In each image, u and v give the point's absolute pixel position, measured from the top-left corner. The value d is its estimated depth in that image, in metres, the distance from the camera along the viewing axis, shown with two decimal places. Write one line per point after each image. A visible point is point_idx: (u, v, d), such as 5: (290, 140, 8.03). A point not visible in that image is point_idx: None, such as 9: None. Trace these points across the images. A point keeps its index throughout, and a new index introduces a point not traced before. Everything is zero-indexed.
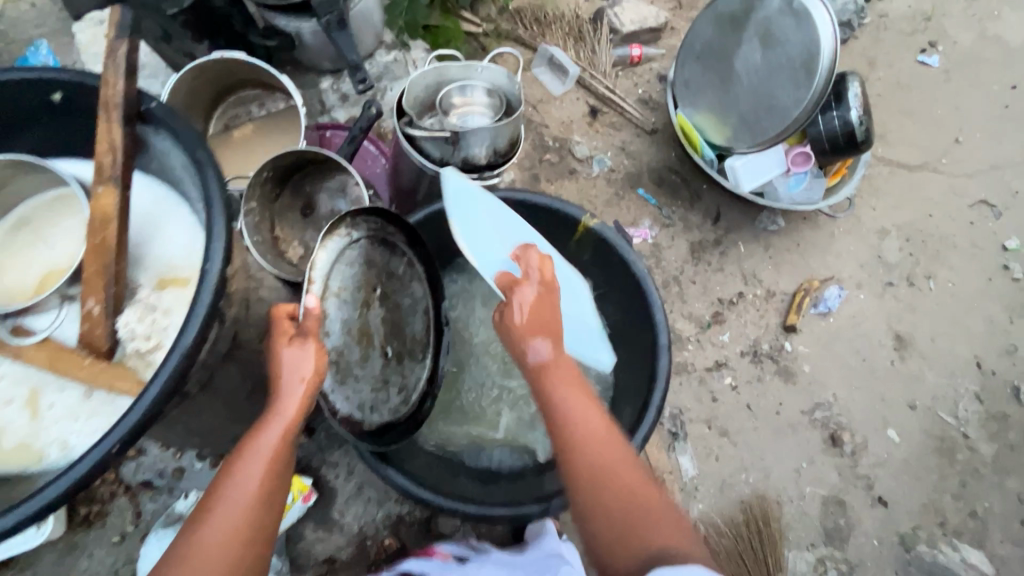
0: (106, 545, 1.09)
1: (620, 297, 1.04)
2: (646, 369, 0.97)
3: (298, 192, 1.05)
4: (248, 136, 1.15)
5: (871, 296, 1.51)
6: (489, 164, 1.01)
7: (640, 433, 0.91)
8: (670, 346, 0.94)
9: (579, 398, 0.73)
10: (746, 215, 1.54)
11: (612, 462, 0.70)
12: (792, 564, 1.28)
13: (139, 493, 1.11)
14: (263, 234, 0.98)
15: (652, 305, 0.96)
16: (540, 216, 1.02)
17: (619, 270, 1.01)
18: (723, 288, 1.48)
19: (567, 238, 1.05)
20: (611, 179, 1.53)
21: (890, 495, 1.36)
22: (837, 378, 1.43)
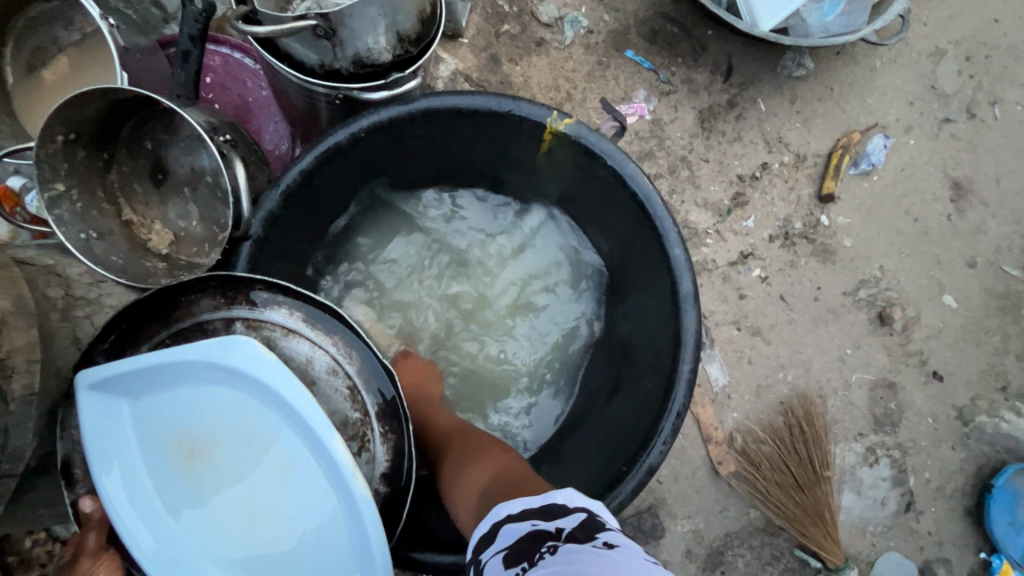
0: None
1: (623, 222, 0.83)
2: (666, 314, 0.78)
3: (138, 153, 0.88)
4: (62, 74, 0.96)
5: (923, 140, 1.24)
6: (394, 62, 0.74)
7: (673, 405, 0.73)
8: (695, 292, 0.74)
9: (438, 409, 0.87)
10: (763, 63, 1.23)
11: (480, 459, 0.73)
12: (840, 459, 1.17)
13: None
14: (105, 224, 0.84)
15: (665, 237, 0.75)
16: (493, 124, 0.79)
17: (614, 188, 0.79)
18: (743, 162, 1.21)
19: (535, 147, 0.83)
20: (589, 44, 1.20)
21: (945, 367, 1.21)
22: (884, 247, 1.22)
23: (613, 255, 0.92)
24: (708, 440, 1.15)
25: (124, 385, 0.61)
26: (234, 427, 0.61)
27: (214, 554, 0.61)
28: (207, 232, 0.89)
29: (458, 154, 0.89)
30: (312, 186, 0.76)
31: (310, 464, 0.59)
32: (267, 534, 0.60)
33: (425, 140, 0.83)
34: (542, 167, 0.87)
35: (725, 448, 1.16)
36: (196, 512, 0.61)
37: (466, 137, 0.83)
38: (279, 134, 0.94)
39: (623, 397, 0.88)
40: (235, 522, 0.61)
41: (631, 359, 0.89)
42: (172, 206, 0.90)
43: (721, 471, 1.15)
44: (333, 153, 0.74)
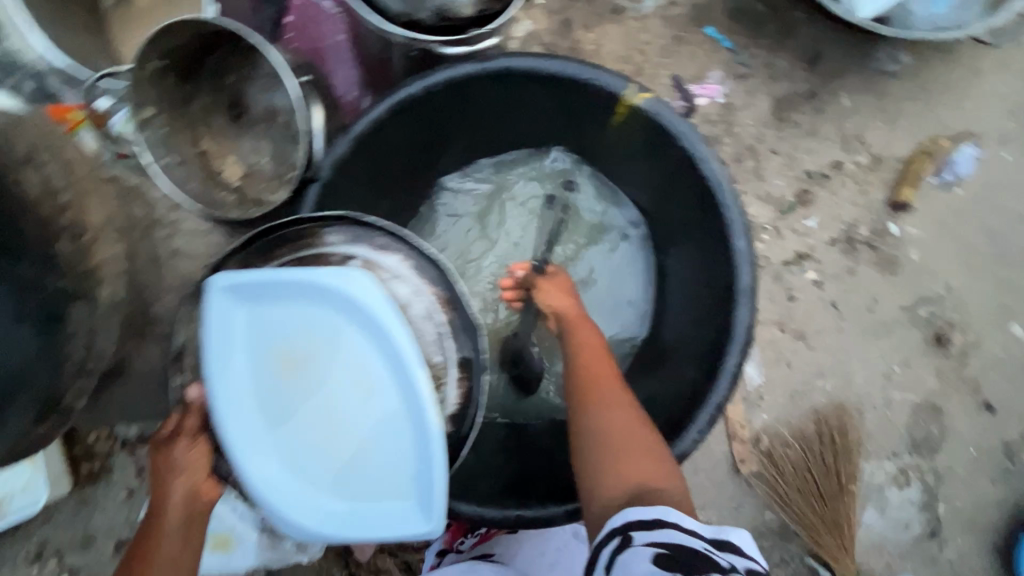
0: (119, 500, 1.02)
1: (684, 209, 0.82)
2: (716, 303, 0.78)
3: (220, 86, 0.91)
4: (151, 3, 0.99)
5: (1019, 155, 1.15)
6: (476, 18, 0.74)
7: (712, 399, 0.74)
8: (753, 287, 0.73)
9: (595, 349, 0.76)
10: (852, 55, 1.15)
11: (625, 429, 0.69)
12: (868, 475, 1.14)
13: (138, 448, 1.01)
14: (182, 150, 0.89)
15: (730, 227, 0.73)
16: (566, 93, 0.79)
17: (683, 171, 0.78)
18: (814, 158, 1.15)
19: (605, 122, 0.82)
20: (667, 16, 1.15)
21: (999, 398, 1.15)
22: (953, 264, 1.15)
23: (665, 243, 0.92)
24: (733, 437, 1.14)
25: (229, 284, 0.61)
26: (327, 346, 0.61)
27: (284, 461, 0.62)
28: (274, 170, 0.91)
29: (524, 123, 0.89)
30: (383, 137, 0.77)
31: (396, 397, 0.60)
32: (337, 454, 0.61)
33: (496, 104, 0.83)
34: (608, 143, 0.87)
35: (749, 447, 1.14)
36: (275, 419, 0.62)
37: (535, 106, 0.84)
38: (350, 81, 0.92)
39: (650, 388, 0.89)
40: (308, 436, 0.62)
41: (673, 348, 0.88)
42: (246, 138, 0.92)
43: (741, 469, 1.13)
44: (407, 106, 0.75)
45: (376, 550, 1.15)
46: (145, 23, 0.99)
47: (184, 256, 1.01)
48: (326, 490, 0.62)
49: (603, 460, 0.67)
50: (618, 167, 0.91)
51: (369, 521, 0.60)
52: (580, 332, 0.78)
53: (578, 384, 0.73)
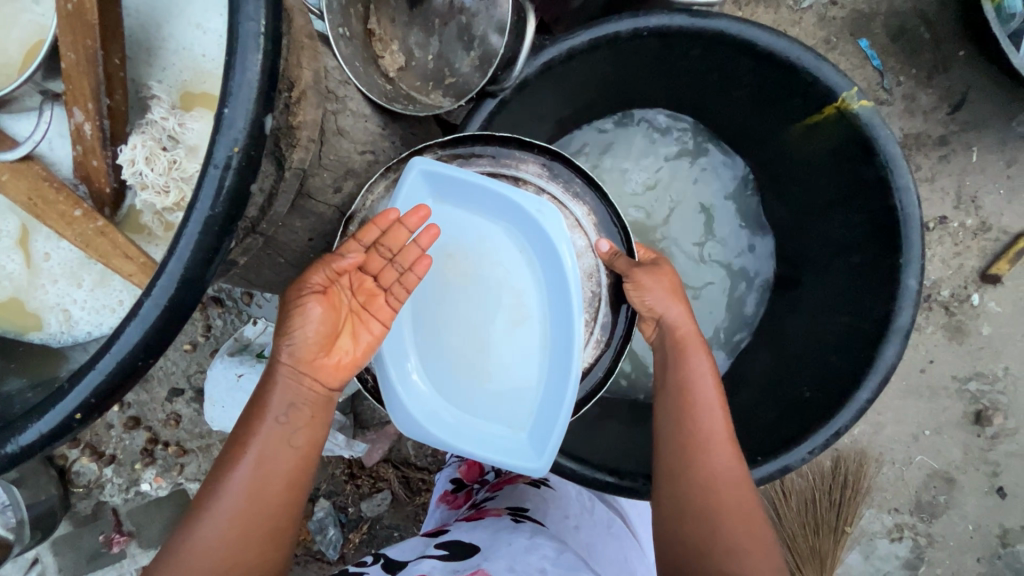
0: (180, 350, 1.06)
1: (856, 227, 0.79)
2: (863, 334, 0.76)
3: None
4: None
5: None
6: None
7: (835, 422, 0.73)
8: (908, 329, 0.71)
9: (704, 397, 0.66)
10: (998, 110, 1.09)
11: (733, 483, 0.65)
12: (865, 522, 1.17)
13: (208, 306, 1.05)
14: (353, 25, 0.70)
15: (906, 262, 0.71)
16: (773, 72, 0.74)
17: (868, 191, 0.75)
18: (922, 207, 1.11)
19: (803, 114, 0.77)
20: (824, 17, 1.07)
21: (1014, 487, 1.16)
22: (1020, 350, 1.13)
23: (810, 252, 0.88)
24: None
25: (436, 179, 0.64)
26: (497, 269, 0.67)
27: (422, 358, 0.67)
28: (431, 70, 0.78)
29: (702, 91, 0.84)
30: (569, 68, 0.73)
31: (545, 334, 0.66)
32: (471, 367, 0.67)
33: (688, 63, 0.78)
34: (792, 136, 0.82)
35: None
36: (427, 319, 0.67)
37: (730, 76, 0.78)
38: None
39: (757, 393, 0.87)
40: (449, 344, 0.67)
41: (787, 360, 0.87)
42: (415, 31, 0.77)
43: None
44: (608, 44, 0.71)
45: (381, 460, 1.19)
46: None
47: (351, 137, 0.71)
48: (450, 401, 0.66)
49: (696, 525, 0.64)
50: (789, 164, 0.87)
51: (481, 441, 0.64)
52: (687, 360, 0.67)
53: (679, 435, 0.66)
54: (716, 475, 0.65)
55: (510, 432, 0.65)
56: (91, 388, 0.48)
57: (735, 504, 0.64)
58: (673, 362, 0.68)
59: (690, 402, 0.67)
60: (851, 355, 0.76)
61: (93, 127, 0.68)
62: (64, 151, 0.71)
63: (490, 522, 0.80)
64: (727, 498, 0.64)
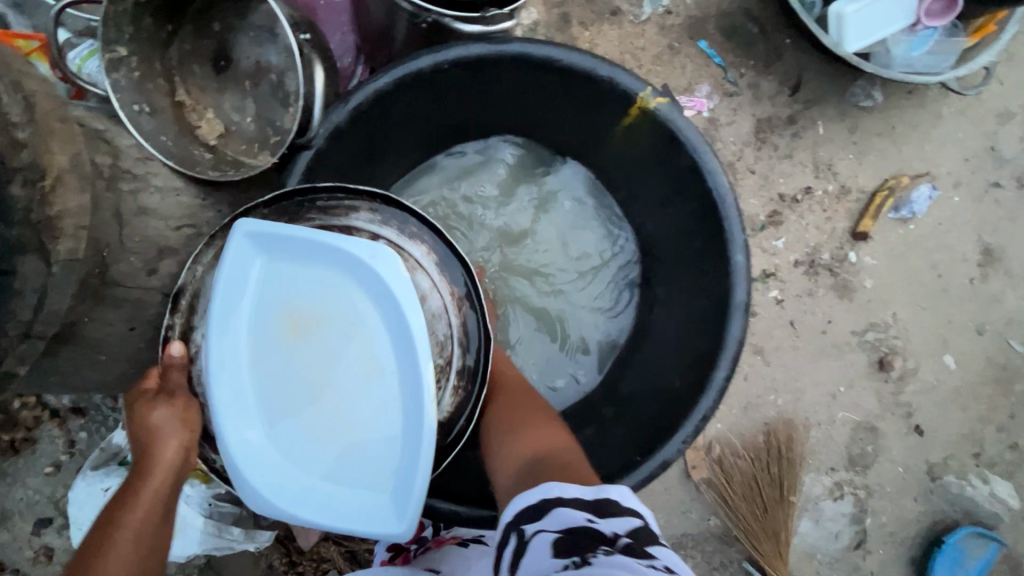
0: (40, 475, 0.96)
1: (688, 219, 0.82)
2: (713, 316, 0.78)
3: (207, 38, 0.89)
4: None
5: (968, 200, 1.23)
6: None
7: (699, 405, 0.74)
8: (748, 303, 0.74)
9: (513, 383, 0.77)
10: (832, 85, 1.19)
11: (538, 430, 0.70)
12: (807, 488, 1.20)
13: (68, 420, 0.96)
14: (158, 100, 0.85)
15: (731, 239, 0.74)
16: (577, 85, 0.76)
17: (689, 181, 0.77)
18: (788, 182, 1.19)
19: (617, 120, 0.80)
20: (664, 25, 1.15)
21: (929, 423, 1.23)
22: (902, 296, 1.22)
23: (657, 243, 0.91)
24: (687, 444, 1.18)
25: (265, 241, 0.63)
26: (338, 326, 0.64)
27: (268, 436, 0.63)
28: (255, 131, 0.88)
29: (527, 109, 0.86)
30: (384, 109, 0.74)
31: (398, 388, 0.62)
32: (319, 440, 0.63)
33: (502, 85, 0.80)
34: (616, 141, 0.85)
35: (701, 454, 1.18)
36: (266, 397, 0.63)
37: (544, 93, 0.81)
38: (345, 45, 0.87)
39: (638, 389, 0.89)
40: (296, 420, 0.63)
41: (658, 352, 0.88)
42: (228, 95, 0.89)
43: (693, 475, 1.17)
44: (413, 80, 0.72)
45: (320, 538, 1.09)
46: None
47: (159, 215, 0.84)
48: (304, 477, 0.62)
49: (497, 472, 0.67)
50: (621, 166, 0.90)
51: (342, 514, 0.62)
52: (498, 358, 0.81)
53: (488, 407, 0.74)
54: (524, 427, 0.70)
55: (373, 498, 0.62)
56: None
57: (538, 443, 0.68)
58: (497, 356, 0.81)
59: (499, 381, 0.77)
60: (708, 338, 0.78)
61: None
62: None
63: None
64: (532, 441, 0.68)
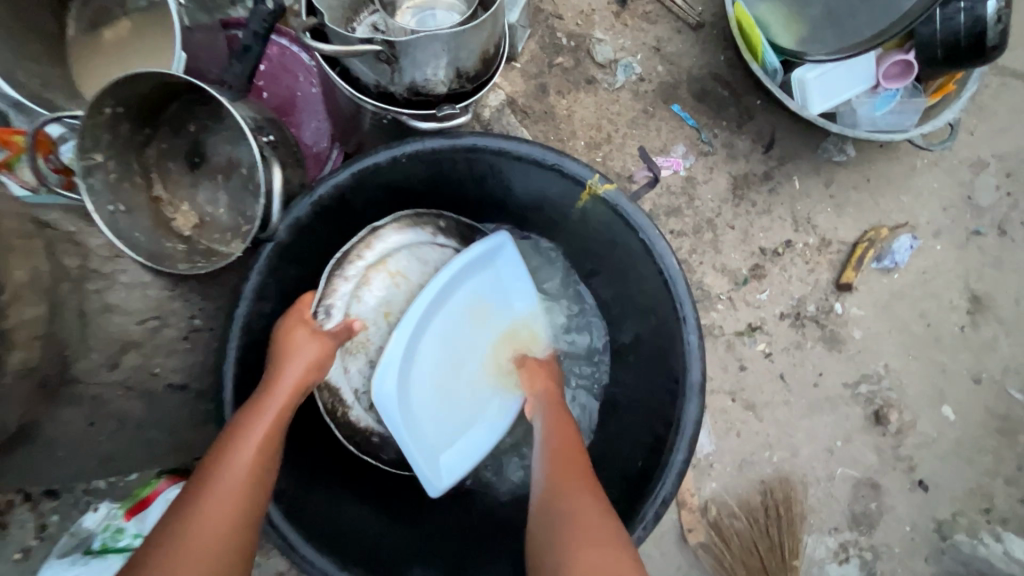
0: (8, 562, 0.94)
1: (639, 294, 0.84)
2: (667, 395, 0.80)
3: (179, 133, 0.92)
4: (121, 40, 0.90)
5: (950, 248, 1.24)
6: (448, 94, 0.68)
7: (654, 494, 0.75)
8: (702, 383, 0.76)
9: (574, 443, 0.77)
10: (806, 141, 1.22)
11: (593, 514, 0.67)
12: (810, 550, 1.15)
13: (41, 503, 0.95)
14: (136, 195, 0.88)
15: (684, 319, 0.76)
16: (527, 171, 0.80)
17: (642, 262, 0.80)
18: (767, 236, 1.20)
19: (566, 202, 0.84)
20: (638, 91, 1.21)
21: (932, 478, 1.19)
22: (893, 346, 1.21)
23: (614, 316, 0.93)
24: (682, 505, 1.14)
25: (508, 257, 0.91)
26: (501, 337, 0.93)
27: (431, 374, 0.90)
28: (229, 221, 0.93)
29: (484, 198, 0.90)
30: (347, 196, 0.79)
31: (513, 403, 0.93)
32: (453, 391, 0.92)
33: (459, 173, 0.83)
34: (568, 223, 0.88)
35: (697, 516, 1.14)
36: (450, 351, 0.91)
37: (495, 180, 0.84)
38: (320, 133, 0.91)
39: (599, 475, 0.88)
40: (451, 370, 0.91)
41: (624, 438, 0.88)
42: (201, 189, 0.93)
43: (689, 539, 1.13)
44: (371, 172, 0.77)
45: None
46: (109, 57, 0.90)
47: None
48: (433, 406, 0.90)
49: (573, 544, 0.64)
50: (573, 247, 0.94)
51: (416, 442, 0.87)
52: (561, 430, 0.79)
53: (553, 465, 0.74)
54: (582, 512, 0.67)
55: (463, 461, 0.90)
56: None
57: (598, 531, 0.65)
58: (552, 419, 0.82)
59: (563, 451, 0.76)
60: (664, 417, 0.80)
61: None
62: None
63: None
64: (591, 527, 0.66)
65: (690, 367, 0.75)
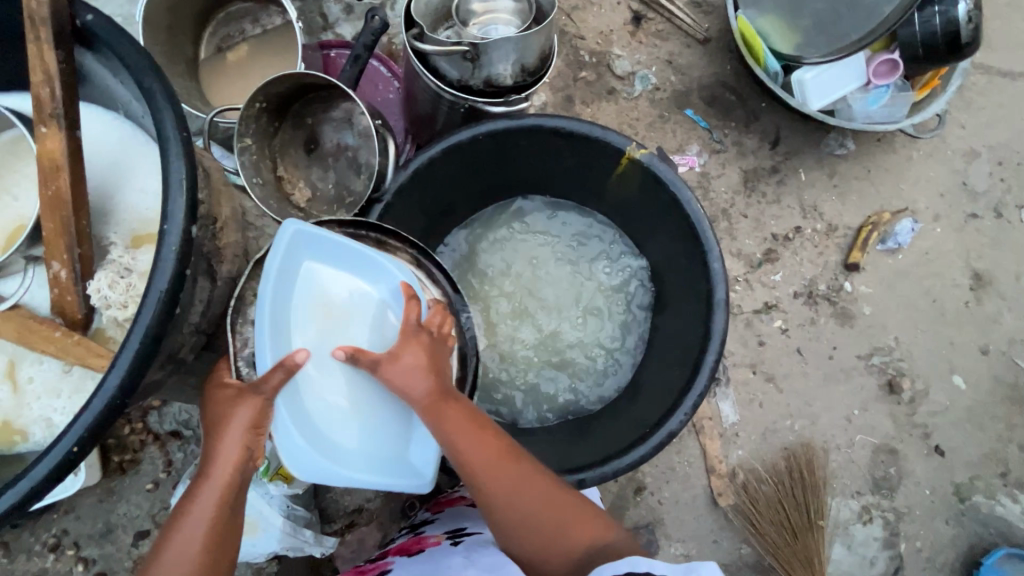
0: (142, 491, 1.07)
1: (668, 235, 0.95)
2: (699, 318, 0.89)
3: (300, 125, 0.99)
4: (243, 59, 1.02)
5: (949, 230, 1.35)
6: (515, 87, 0.82)
7: (692, 397, 0.83)
8: (728, 300, 0.85)
9: (479, 419, 0.77)
10: (808, 137, 1.35)
11: (524, 501, 0.74)
12: (835, 512, 1.23)
13: (167, 442, 1.07)
14: (264, 174, 0.95)
15: (708, 252, 0.86)
16: (575, 144, 0.91)
17: (672, 209, 0.90)
18: (778, 223, 1.32)
19: (608, 168, 0.94)
20: (654, 99, 1.36)
21: (948, 443, 1.27)
22: (901, 321, 1.31)
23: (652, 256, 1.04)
24: (712, 470, 1.23)
25: (316, 236, 0.75)
26: (366, 319, 0.78)
27: (326, 410, 0.76)
28: (335, 195, 1.00)
29: (536, 172, 1.02)
30: (432, 173, 0.88)
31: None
32: (364, 404, 0.77)
33: (519, 152, 0.94)
34: (609, 186, 0.99)
35: (726, 481, 1.23)
36: (321, 375, 0.76)
37: (548, 155, 0.96)
38: (398, 131, 1.05)
39: (643, 397, 0.97)
40: (341, 393, 0.76)
41: (667, 353, 0.98)
42: (314, 169, 1.00)
43: (719, 501, 1.22)
44: (454, 149, 0.86)
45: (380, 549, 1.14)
46: (234, 74, 1.02)
47: None
48: (345, 439, 0.76)
49: (523, 541, 0.73)
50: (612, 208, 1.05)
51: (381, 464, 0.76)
52: (443, 417, 0.72)
53: (473, 468, 0.74)
54: (512, 502, 0.74)
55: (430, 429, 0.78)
56: (88, 420, 0.56)
57: (539, 516, 0.73)
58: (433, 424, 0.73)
59: (465, 461, 0.74)
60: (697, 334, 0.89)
61: (70, 272, 0.68)
62: (44, 297, 0.79)
63: (430, 553, 0.82)
64: (528, 514, 0.73)
65: (716, 289, 0.85)
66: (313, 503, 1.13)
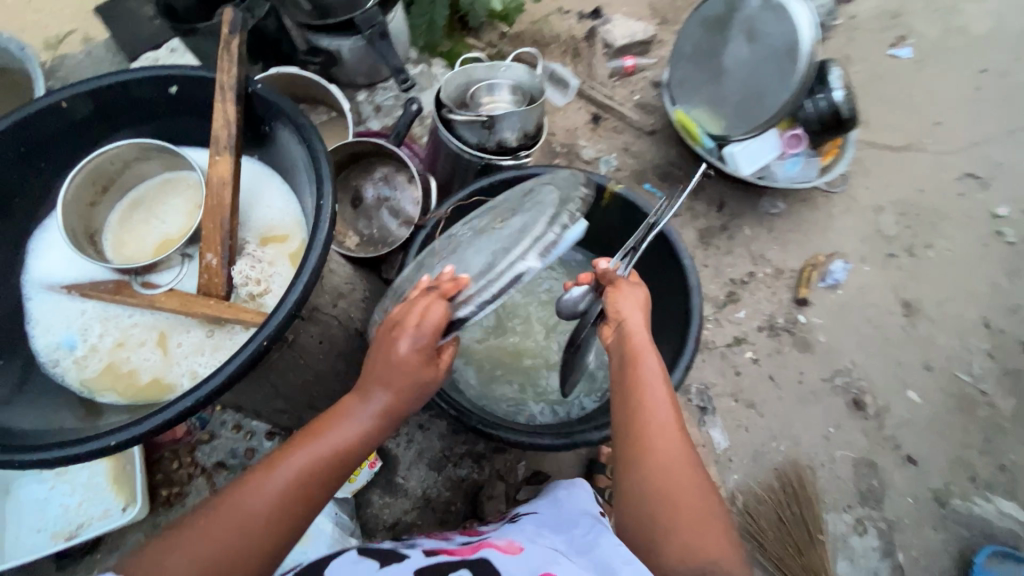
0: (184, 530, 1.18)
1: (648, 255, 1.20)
2: (680, 307, 1.12)
3: (345, 188, 1.20)
4: None
5: (876, 268, 1.60)
6: (519, 146, 1.05)
7: (683, 358, 1.04)
8: (698, 284, 1.10)
9: (661, 412, 0.75)
10: (747, 201, 1.63)
11: (675, 481, 0.70)
12: (832, 527, 1.30)
13: (215, 473, 1.21)
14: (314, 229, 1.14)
15: (677, 249, 1.12)
16: None
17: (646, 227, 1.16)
18: (734, 270, 1.55)
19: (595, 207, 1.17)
20: (617, 177, 1.64)
21: (918, 453, 1.39)
22: (854, 346, 1.49)
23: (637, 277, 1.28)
24: None
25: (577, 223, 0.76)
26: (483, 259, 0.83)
27: None
28: (377, 237, 1.18)
29: None
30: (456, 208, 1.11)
31: None
32: None
33: None
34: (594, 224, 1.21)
35: (727, 505, 1.30)
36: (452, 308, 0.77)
37: None
38: None
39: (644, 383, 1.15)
40: None
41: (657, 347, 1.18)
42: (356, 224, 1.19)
43: None
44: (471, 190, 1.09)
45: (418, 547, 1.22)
46: None
47: None
48: None
49: (659, 511, 0.68)
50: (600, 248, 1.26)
51: None
52: (641, 370, 0.77)
53: (634, 431, 0.73)
54: (668, 474, 0.70)
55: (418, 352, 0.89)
56: (239, 359, 0.61)
57: (688, 503, 0.69)
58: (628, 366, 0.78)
59: (642, 416, 0.75)
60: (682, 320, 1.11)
61: (220, 259, 0.75)
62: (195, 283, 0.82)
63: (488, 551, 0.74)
64: (680, 498, 0.69)
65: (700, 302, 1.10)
66: (354, 518, 1.21)
